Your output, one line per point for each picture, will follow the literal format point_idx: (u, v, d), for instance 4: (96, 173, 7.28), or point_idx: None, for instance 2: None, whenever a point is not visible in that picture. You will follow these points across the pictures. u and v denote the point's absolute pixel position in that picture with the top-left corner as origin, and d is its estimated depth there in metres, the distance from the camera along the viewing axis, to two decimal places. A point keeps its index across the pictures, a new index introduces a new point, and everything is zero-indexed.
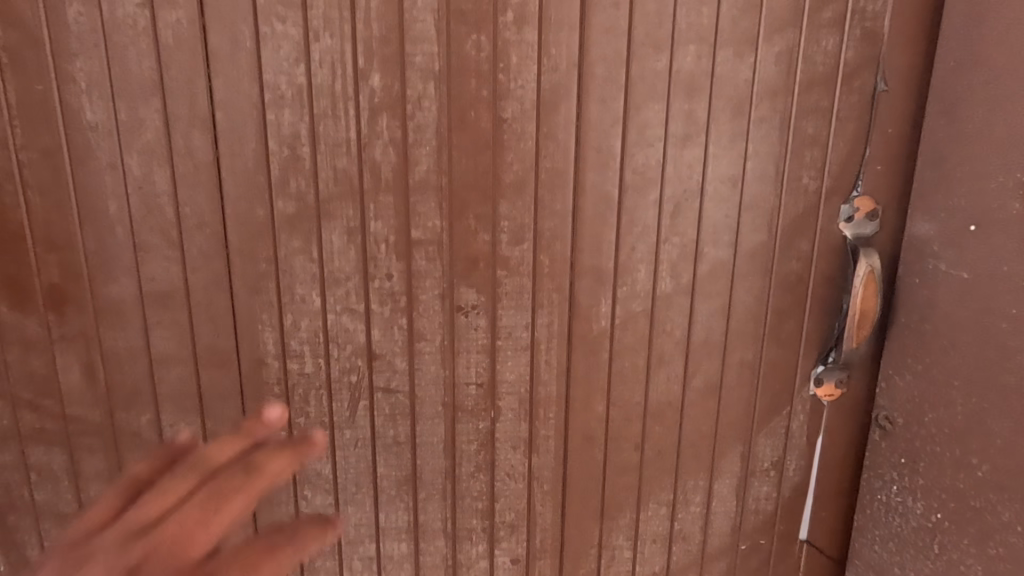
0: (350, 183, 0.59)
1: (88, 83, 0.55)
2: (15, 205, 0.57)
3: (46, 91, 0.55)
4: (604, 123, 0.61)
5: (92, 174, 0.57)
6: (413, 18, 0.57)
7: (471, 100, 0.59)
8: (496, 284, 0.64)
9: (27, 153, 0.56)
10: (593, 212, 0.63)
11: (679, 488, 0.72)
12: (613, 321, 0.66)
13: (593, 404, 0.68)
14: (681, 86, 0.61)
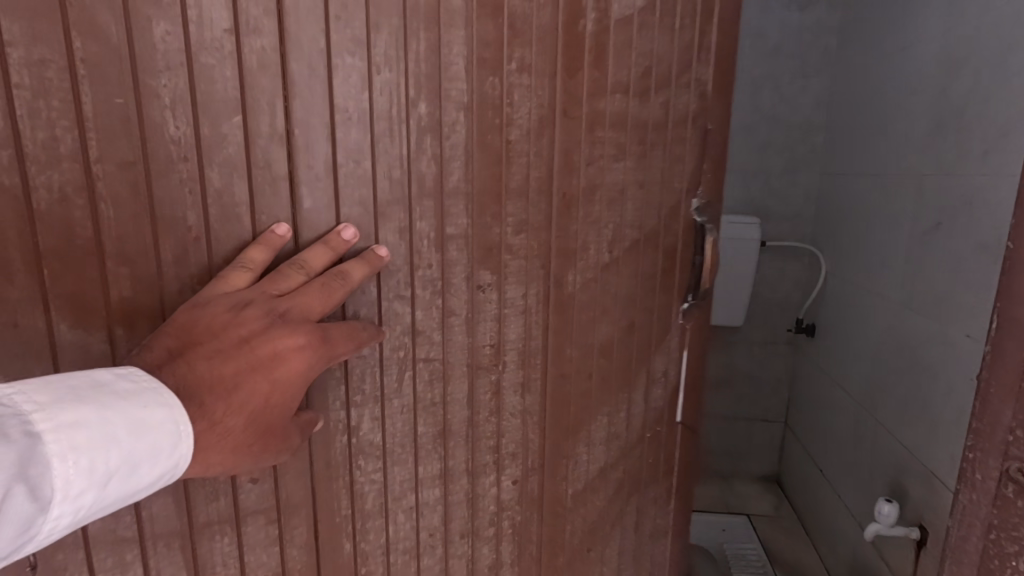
0: (405, 189, 0.59)
1: (174, 98, 0.48)
2: (80, 219, 0.47)
3: (127, 104, 0.47)
4: (576, 136, 0.69)
5: (170, 187, 0.49)
6: (450, 59, 0.59)
7: (489, 125, 0.63)
8: (503, 264, 0.68)
9: (99, 165, 0.47)
10: (562, 207, 0.71)
11: (614, 404, 0.85)
12: (580, 283, 0.75)
13: (565, 350, 0.77)
14: (610, 123, 0.72)
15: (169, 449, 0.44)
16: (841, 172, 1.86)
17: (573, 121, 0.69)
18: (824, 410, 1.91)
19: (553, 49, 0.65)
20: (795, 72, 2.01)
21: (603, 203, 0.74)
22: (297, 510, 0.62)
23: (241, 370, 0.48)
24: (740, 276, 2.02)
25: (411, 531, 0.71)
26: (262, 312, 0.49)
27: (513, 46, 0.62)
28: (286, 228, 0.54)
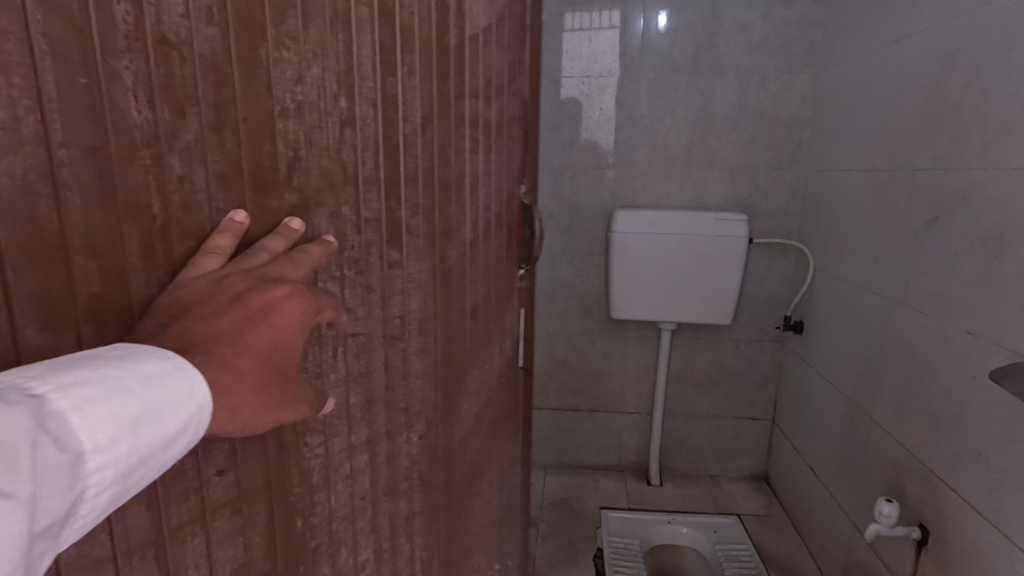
0: (332, 177, 0.56)
1: (138, 82, 0.38)
2: (47, 212, 0.35)
3: (92, 88, 0.36)
4: (444, 130, 0.77)
5: (135, 173, 0.39)
6: (363, 59, 0.59)
7: (390, 120, 0.64)
8: (401, 232, 0.68)
9: (67, 149, 0.35)
10: (442, 187, 0.77)
11: (478, 357, 0.97)
12: (465, 240, 0.87)
13: (450, 314, 0.84)
14: (478, 129, 0.88)
15: (191, 393, 0.37)
16: (830, 168, 1.85)
17: (444, 120, 0.77)
18: (817, 407, 1.90)
19: (430, 57, 0.72)
20: (778, 69, 2.00)
21: (466, 190, 0.85)
22: (258, 495, 0.52)
23: (240, 323, 0.43)
24: (728, 272, 2.01)
25: (348, 499, 0.65)
26: (238, 273, 0.44)
27: (402, 56, 0.66)
28: (244, 214, 0.46)
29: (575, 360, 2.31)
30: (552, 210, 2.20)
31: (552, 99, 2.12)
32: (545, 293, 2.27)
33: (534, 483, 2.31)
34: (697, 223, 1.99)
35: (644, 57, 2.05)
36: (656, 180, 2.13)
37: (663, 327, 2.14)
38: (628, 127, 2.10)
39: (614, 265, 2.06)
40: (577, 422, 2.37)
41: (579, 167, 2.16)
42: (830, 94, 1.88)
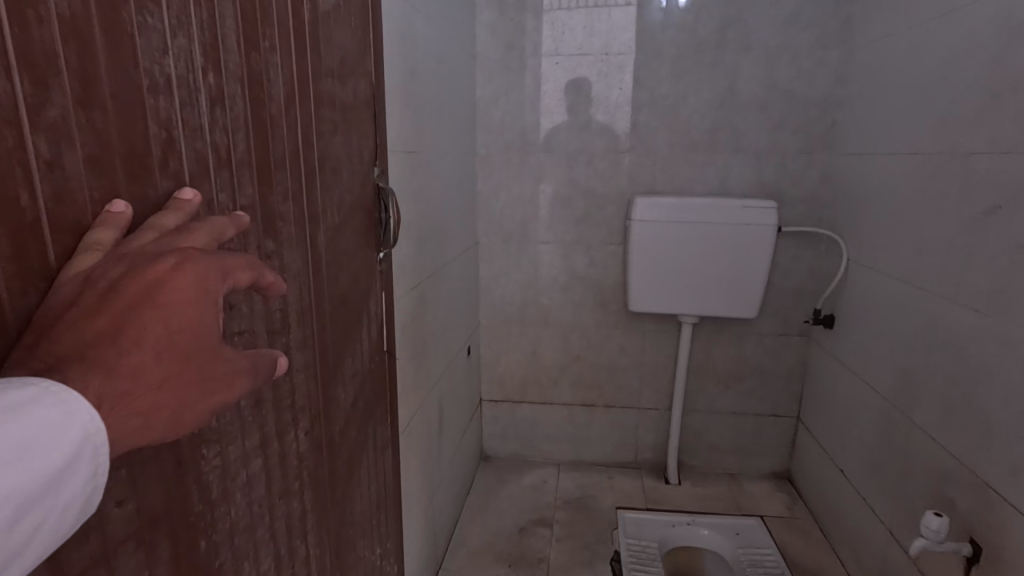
0: (205, 163, 0.47)
1: None
2: None
3: None
4: (319, 99, 0.65)
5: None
6: (227, 32, 0.49)
7: (255, 98, 0.53)
8: (276, 214, 0.57)
9: None
10: (319, 164, 0.65)
11: (360, 337, 0.80)
12: (337, 219, 0.71)
13: (332, 288, 0.70)
14: (364, 108, 0.77)
15: (70, 420, 0.31)
16: (869, 152, 1.72)
17: (322, 95, 0.65)
18: (845, 406, 1.81)
19: (300, 12, 0.60)
20: (811, 45, 1.87)
21: (346, 169, 0.72)
22: (156, 524, 0.43)
23: (121, 314, 0.34)
24: (754, 264, 1.89)
25: (244, 508, 0.54)
26: (110, 261, 0.36)
27: (264, 23, 0.54)
28: (122, 204, 0.40)
29: (589, 354, 2.22)
30: (566, 197, 2.09)
31: (566, 79, 2.00)
32: (558, 285, 2.17)
33: (547, 480, 2.23)
34: (720, 212, 1.87)
35: (666, 33, 1.92)
36: (677, 165, 2.01)
37: (682, 321, 2.04)
38: (648, 108, 1.98)
39: (632, 257, 1.95)
40: (591, 418, 2.28)
41: (595, 151, 2.04)
42: (870, 73, 1.75)
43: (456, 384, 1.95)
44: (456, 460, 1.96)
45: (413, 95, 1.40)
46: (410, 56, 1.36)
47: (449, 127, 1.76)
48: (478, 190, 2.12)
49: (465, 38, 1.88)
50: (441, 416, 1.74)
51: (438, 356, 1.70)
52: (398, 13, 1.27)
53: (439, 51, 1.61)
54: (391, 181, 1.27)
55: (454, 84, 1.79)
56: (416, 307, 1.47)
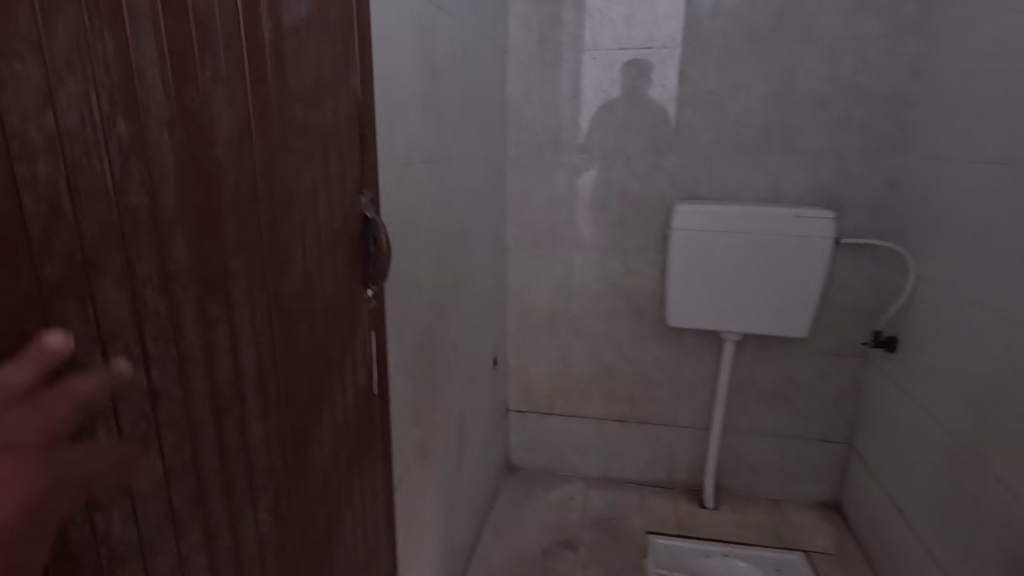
0: (121, 232, 0.38)
1: None
2: None
3: None
4: (283, 127, 0.55)
5: None
6: (148, 67, 0.39)
7: (196, 142, 0.44)
8: (225, 272, 0.48)
9: None
10: (285, 203, 0.56)
11: (344, 384, 0.72)
12: (312, 259, 0.62)
13: (304, 337, 0.61)
14: (348, 130, 0.68)
15: None
16: (951, 158, 1.53)
17: (288, 122, 0.56)
18: (908, 440, 1.64)
19: (259, 30, 0.51)
20: (883, 35, 1.66)
21: (322, 203, 0.63)
22: None
23: None
24: (807, 278, 1.72)
25: None
26: None
27: (199, 51, 0.44)
28: None
29: (623, 367, 2.09)
30: (602, 200, 1.96)
31: (604, 74, 1.86)
32: (591, 292, 2.05)
33: (574, 496, 2.13)
34: (770, 221, 1.70)
35: (715, 22, 1.75)
36: (725, 167, 1.84)
37: (725, 337, 1.89)
38: (694, 105, 1.82)
39: (670, 267, 1.82)
40: (623, 433, 2.16)
41: (633, 152, 1.90)
42: (954, 67, 1.54)
43: (481, 397, 1.86)
44: (479, 475, 1.88)
45: (436, 98, 1.29)
46: (432, 56, 1.26)
47: (477, 128, 1.65)
48: (508, 192, 2.02)
49: (496, 30, 1.76)
50: (461, 434, 1.66)
51: (460, 372, 1.61)
52: (418, 9, 1.16)
53: (467, 47, 1.50)
54: (409, 193, 1.18)
55: (483, 81, 1.67)
56: (436, 324, 1.38)
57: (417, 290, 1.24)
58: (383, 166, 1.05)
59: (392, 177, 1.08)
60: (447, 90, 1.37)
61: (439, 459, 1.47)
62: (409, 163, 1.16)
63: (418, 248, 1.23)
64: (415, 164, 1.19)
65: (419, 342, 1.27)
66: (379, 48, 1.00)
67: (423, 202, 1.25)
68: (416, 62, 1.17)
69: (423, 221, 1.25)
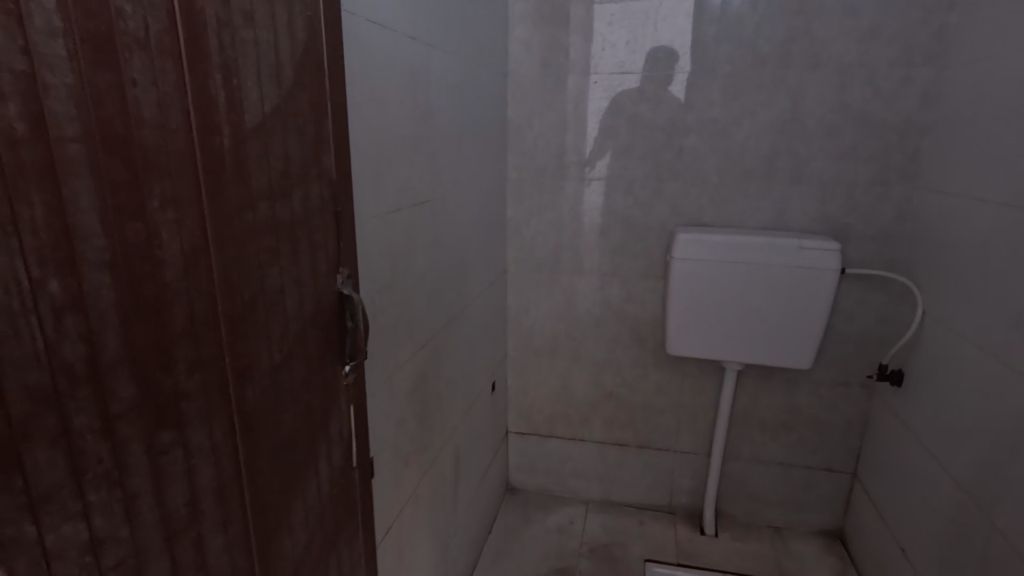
0: (51, 391, 0.36)
1: None
2: None
3: None
4: (246, 230, 0.54)
5: None
6: (83, 215, 0.38)
7: (142, 273, 0.42)
8: (179, 395, 0.47)
9: None
10: (248, 304, 0.55)
11: (318, 465, 0.70)
12: (281, 351, 0.61)
13: (272, 433, 0.60)
14: (319, 212, 0.66)
15: None
16: (964, 193, 1.48)
17: (252, 223, 0.55)
18: (914, 479, 1.60)
19: (219, 139, 0.49)
20: (893, 62, 1.61)
21: (291, 293, 0.62)
22: None
23: None
24: (810, 310, 1.68)
25: None
26: None
27: (147, 180, 0.42)
28: None
29: (623, 393, 2.07)
30: (603, 226, 1.93)
31: (605, 99, 1.83)
32: (592, 317, 2.03)
33: (573, 521, 2.12)
34: (774, 252, 1.66)
35: (720, 47, 1.71)
36: (728, 195, 1.81)
37: (726, 367, 1.86)
38: (697, 131, 1.78)
39: (670, 296, 1.79)
40: (623, 458, 2.14)
41: (635, 179, 1.87)
42: (966, 98, 1.49)
43: (478, 425, 1.85)
44: (476, 502, 1.87)
45: (428, 138, 1.28)
46: (425, 96, 1.24)
47: (476, 157, 1.62)
48: (509, 216, 2.00)
49: (495, 57, 1.74)
50: (457, 466, 1.65)
51: (456, 404, 1.60)
52: (409, 53, 1.15)
53: (464, 81, 1.48)
54: (401, 238, 1.17)
55: (482, 110, 1.65)
56: (429, 364, 1.36)
57: (408, 335, 1.22)
58: (369, 219, 1.03)
59: (378, 228, 1.06)
60: (441, 128, 1.35)
61: (432, 496, 1.46)
62: (398, 209, 1.14)
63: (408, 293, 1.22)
64: (404, 210, 1.17)
65: (410, 387, 1.26)
66: (364, 102, 0.98)
67: (414, 245, 1.23)
68: (407, 107, 1.15)
69: (414, 264, 1.24)
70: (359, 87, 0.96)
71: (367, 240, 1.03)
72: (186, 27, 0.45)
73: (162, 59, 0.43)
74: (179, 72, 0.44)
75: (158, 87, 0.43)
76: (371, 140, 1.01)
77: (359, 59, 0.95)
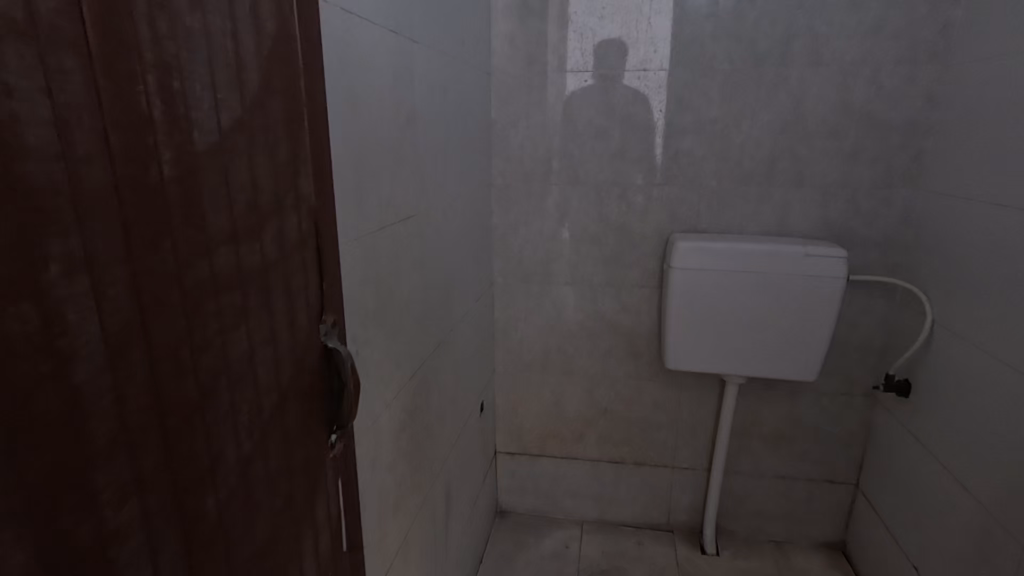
0: None
1: None
2: None
3: None
4: (201, 288, 0.40)
5: None
6: None
7: (36, 378, 0.28)
8: (105, 541, 0.32)
9: None
10: (205, 387, 0.40)
11: (304, 566, 0.56)
12: (253, 437, 0.47)
13: (243, 547, 0.46)
14: (297, 248, 0.52)
15: None
16: (972, 196, 1.42)
17: (209, 277, 0.40)
18: (927, 494, 1.54)
19: (156, 168, 0.35)
20: (897, 59, 1.54)
21: (264, 359, 0.48)
22: None
23: None
24: (817, 320, 1.60)
25: None
26: None
27: (40, 239, 0.28)
28: None
29: (618, 408, 1.97)
30: (595, 234, 1.82)
31: (596, 98, 1.71)
32: (584, 330, 1.92)
33: (569, 545, 2.01)
34: (778, 260, 1.58)
35: (717, 44, 1.61)
36: (727, 199, 1.72)
37: (727, 380, 1.77)
38: (693, 133, 1.68)
39: (669, 308, 1.69)
40: (618, 476, 2.04)
41: (630, 184, 1.76)
42: (973, 96, 1.43)
43: (468, 450, 1.72)
44: (468, 533, 1.74)
45: (412, 145, 1.14)
46: (408, 99, 1.10)
47: (461, 162, 1.49)
48: (494, 225, 1.87)
49: (479, 54, 1.61)
50: (448, 501, 1.51)
51: (446, 434, 1.47)
52: (390, 49, 1.01)
53: (448, 80, 1.34)
54: (385, 260, 1.02)
55: (467, 111, 1.52)
56: (418, 397, 1.23)
57: (395, 369, 1.08)
58: (351, 244, 0.89)
59: (360, 253, 0.92)
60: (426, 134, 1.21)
61: (423, 539, 1.32)
62: (381, 229, 1.00)
63: (395, 322, 1.07)
64: (388, 228, 1.03)
65: (398, 427, 1.11)
66: (341, 109, 0.83)
67: (400, 268, 1.09)
68: (388, 111, 1.01)
69: (400, 289, 1.09)
70: (335, 91, 0.81)
71: (348, 269, 0.88)
72: (100, 6, 0.31)
73: (61, 52, 0.29)
74: (88, 72, 0.30)
75: (55, 98, 0.28)
76: (350, 152, 0.87)
77: (334, 58, 0.81)
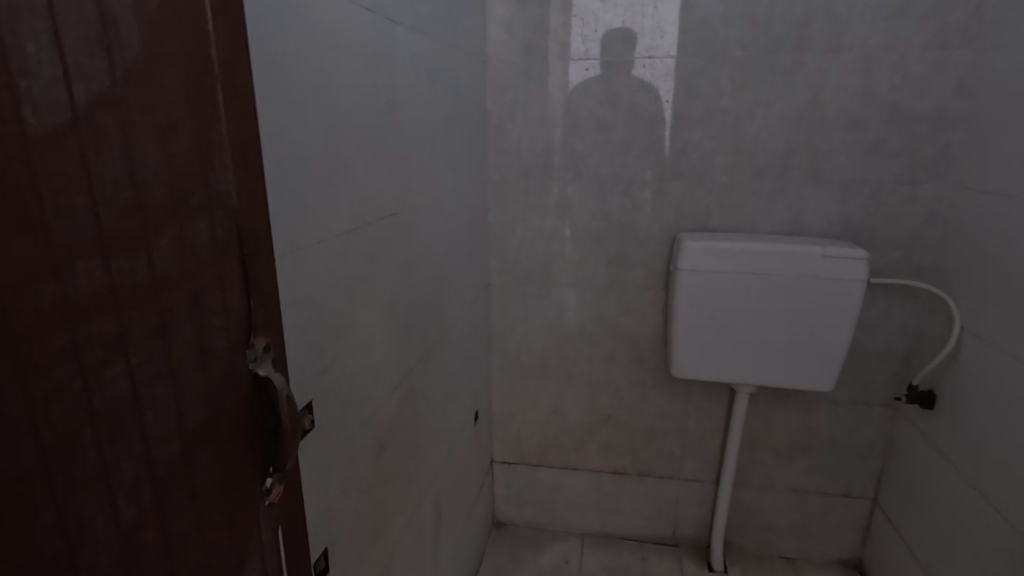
0: None
1: None
2: None
3: None
4: (42, 317, 0.31)
5: None
6: None
7: None
8: None
9: None
10: (56, 441, 0.32)
11: None
12: (144, 495, 0.38)
13: None
14: (210, 259, 0.43)
15: None
16: (1007, 193, 1.29)
17: (56, 301, 0.31)
18: (951, 514, 1.43)
19: None
20: (926, 43, 1.42)
21: (159, 398, 0.39)
22: None
23: None
24: (835, 327, 1.49)
25: None
26: None
27: None
28: None
29: (621, 416, 1.86)
30: (597, 232, 1.71)
31: (599, 88, 1.60)
32: (585, 334, 1.81)
33: (569, 559, 1.91)
34: (793, 261, 1.46)
35: (729, 28, 1.49)
36: (738, 196, 1.60)
37: (738, 389, 1.66)
38: (703, 125, 1.57)
39: (676, 313, 1.58)
40: (621, 487, 1.94)
41: (634, 179, 1.65)
42: (1009, 82, 1.31)
43: (461, 462, 1.63)
44: (460, 549, 1.65)
45: (393, 136, 1.03)
46: (388, 86, 1.00)
47: (452, 156, 1.38)
48: (491, 222, 1.77)
49: (473, 39, 1.50)
50: (437, 519, 1.42)
51: (435, 448, 1.37)
52: (364, 29, 0.90)
53: (436, 67, 1.23)
54: (359, 262, 0.92)
55: (459, 101, 1.41)
56: (402, 412, 1.13)
57: (374, 384, 0.98)
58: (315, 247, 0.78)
59: (329, 256, 0.82)
60: (411, 125, 1.11)
61: (408, 562, 1.23)
62: (355, 230, 0.90)
63: (373, 333, 0.97)
64: (364, 228, 0.93)
65: (376, 447, 1.02)
66: (299, 93, 0.73)
67: (379, 272, 0.99)
68: (363, 98, 0.91)
69: (378, 295, 0.99)
70: (291, 73, 0.71)
71: (312, 276, 0.78)
72: None
73: None
74: None
75: None
76: (313, 143, 0.76)
77: (289, 35, 0.70)
